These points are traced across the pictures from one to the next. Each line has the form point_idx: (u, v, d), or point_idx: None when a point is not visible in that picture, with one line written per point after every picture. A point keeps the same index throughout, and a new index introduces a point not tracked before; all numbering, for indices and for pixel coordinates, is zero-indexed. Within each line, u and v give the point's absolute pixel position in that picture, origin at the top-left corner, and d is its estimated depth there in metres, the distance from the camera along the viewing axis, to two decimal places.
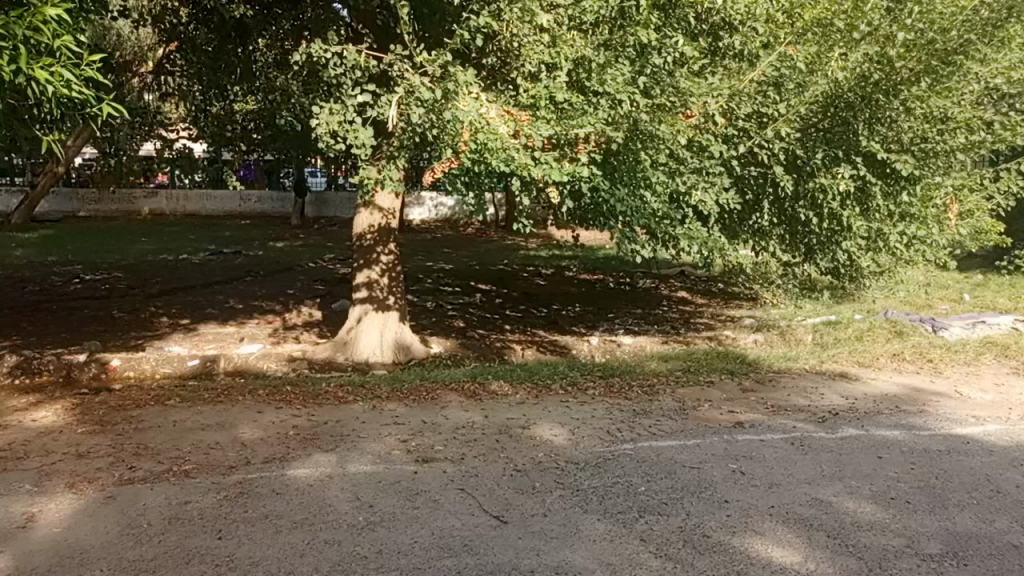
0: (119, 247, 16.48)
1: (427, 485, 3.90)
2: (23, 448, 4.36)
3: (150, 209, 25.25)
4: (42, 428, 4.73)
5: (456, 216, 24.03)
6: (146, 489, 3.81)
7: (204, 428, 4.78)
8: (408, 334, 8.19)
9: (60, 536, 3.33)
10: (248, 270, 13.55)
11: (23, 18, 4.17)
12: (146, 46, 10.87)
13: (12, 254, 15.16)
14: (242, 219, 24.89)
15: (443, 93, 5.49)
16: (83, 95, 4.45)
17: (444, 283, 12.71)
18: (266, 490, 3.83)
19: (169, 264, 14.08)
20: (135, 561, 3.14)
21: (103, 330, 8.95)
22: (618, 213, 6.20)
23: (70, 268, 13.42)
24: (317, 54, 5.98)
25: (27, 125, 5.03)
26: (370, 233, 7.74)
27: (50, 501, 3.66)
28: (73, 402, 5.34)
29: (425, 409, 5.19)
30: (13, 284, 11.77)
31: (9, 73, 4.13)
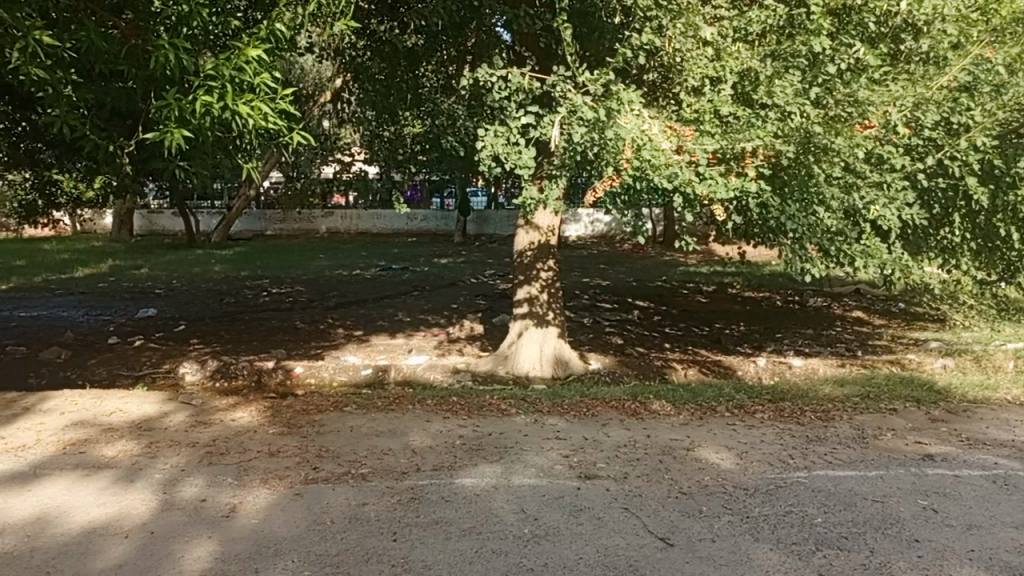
0: (300, 263, 17.89)
1: (591, 501, 3.90)
2: (225, 444, 4.83)
3: (328, 228, 27.24)
4: (240, 427, 5.22)
5: (613, 232, 24.01)
6: (328, 489, 4.10)
7: (378, 434, 5.07)
8: (566, 349, 8.25)
9: (257, 526, 3.64)
10: (414, 285, 14.24)
11: (229, 60, 4.84)
12: (326, 79, 11.97)
13: (212, 269, 16.87)
14: (408, 237, 26.23)
15: (605, 113, 5.55)
16: (277, 126, 4.92)
17: (603, 300, 12.73)
18: (436, 496, 4.00)
19: (344, 279, 15.09)
20: (323, 555, 3.38)
21: (288, 339, 9.73)
22: (789, 230, 5.90)
23: (260, 282, 14.74)
24: (483, 79, 6.26)
25: (231, 155, 5.62)
26: (529, 249, 7.90)
27: (248, 493, 4.03)
28: (266, 405, 5.85)
29: (586, 425, 5.22)
30: (214, 297, 13.08)
31: (218, 110, 4.74)
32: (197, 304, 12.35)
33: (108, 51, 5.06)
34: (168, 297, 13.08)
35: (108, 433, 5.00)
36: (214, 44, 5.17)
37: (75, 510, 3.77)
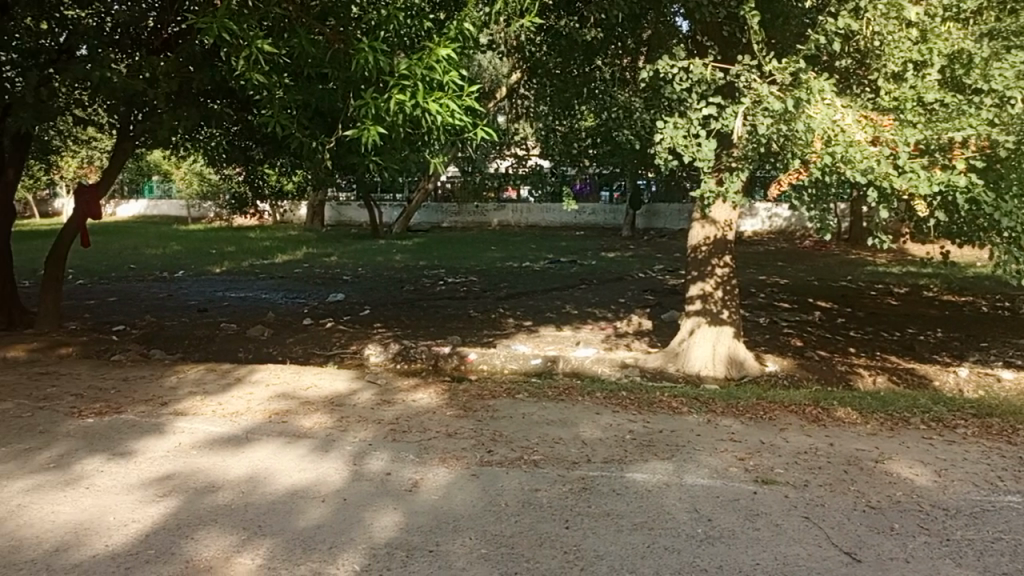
0: (473, 254, 18.57)
1: (768, 507, 3.76)
2: (407, 423, 5.14)
3: (499, 221, 28.10)
4: (420, 407, 5.53)
5: (792, 228, 22.81)
6: (503, 473, 4.24)
7: (549, 423, 5.17)
8: (741, 350, 7.97)
9: (437, 502, 3.85)
10: (582, 278, 14.33)
11: (421, 60, 5.17)
12: (501, 76, 12.38)
13: (393, 258, 17.92)
14: (576, 230, 26.41)
15: (794, 103, 5.21)
16: (463, 121, 5.16)
17: (780, 299, 12.15)
18: (607, 488, 4.03)
19: (515, 271, 15.48)
20: (498, 535, 3.51)
21: (462, 327, 10.14)
22: (1003, 228, 5.33)
23: (436, 272, 15.47)
24: (663, 71, 6.14)
25: (419, 150, 5.95)
26: (705, 245, 7.77)
27: (429, 470, 4.26)
28: (444, 388, 6.14)
29: (763, 428, 5.02)
30: (395, 284, 13.90)
31: (409, 108, 5.07)
32: (380, 291, 13.17)
33: (316, 55, 5.58)
34: (354, 284, 14.06)
35: (305, 406, 5.48)
36: (406, 44, 5.50)
37: (280, 474, 4.16)
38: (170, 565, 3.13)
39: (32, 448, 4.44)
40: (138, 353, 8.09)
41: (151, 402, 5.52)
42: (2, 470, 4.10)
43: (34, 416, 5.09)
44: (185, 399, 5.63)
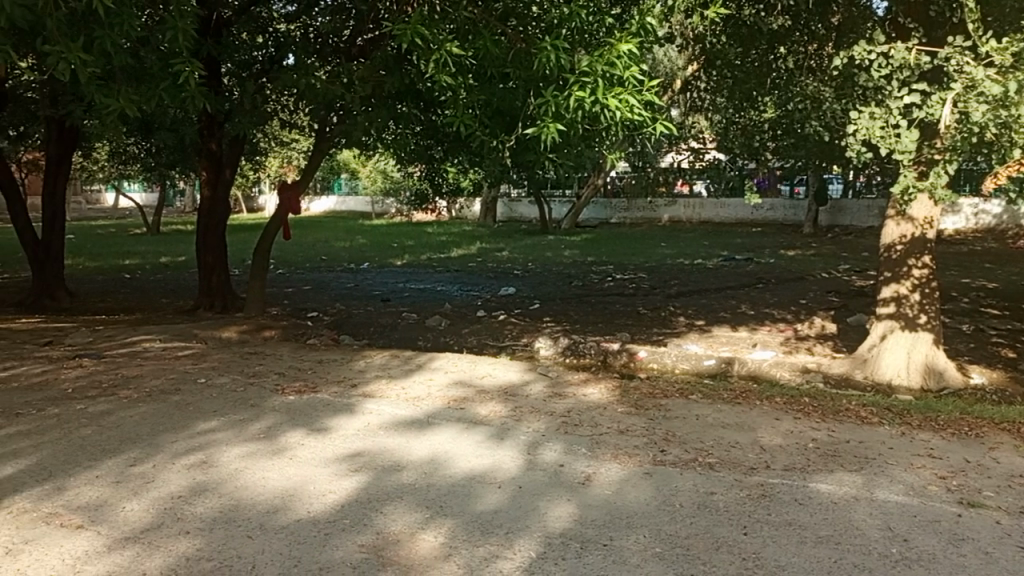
0: (643, 251, 18.36)
1: (975, 533, 3.43)
2: (578, 417, 5.19)
3: (670, 217, 27.67)
4: (592, 402, 5.57)
5: (1003, 226, 20.52)
6: (676, 473, 4.17)
7: (724, 426, 5.02)
8: (941, 359, 7.28)
9: (610, 497, 3.85)
10: (759, 277, 13.72)
11: (602, 57, 5.36)
12: (678, 67, 12.16)
13: (563, 254, 18.11)
14: (752, 226, 25.35)
15: (1017, 87, 4.68)
16: (642, 116, 5.24)
17: (987, 304, 10.97)
18: (789, 497, 3.84)
19: (686, 268, 15.12)
20: (673, 535, 3.46)
21: (632, 324, 10.06)
22: None
23: (605, 268, 15.45)
24: (860, 57, 5.71)
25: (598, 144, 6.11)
26: (901, 243, 7.22)
27: (601, 465, 4.27)
28: (615, 384, 6.13)
29: (968, 446, 4.58)
30: (564, 280, 14.05)
31: (590, 105, 5.23)
32: (549, 286, 13.38)
33: (500, 55, 5.91)
34: (525, 278, 14.37)
35: (481, 395, 5.68)
36: (588, 42, 5.74)
37: (459, 458, 4.35)
38: (362, 534, 3.37)
39: (245, 419, 4.95)
40: (330, 338, 8.77)
41: (343, 383, 5.97)
42: (222, 437, 4.61)
43: (246, 390, 5.68)
44: (372, 382, 6.04)
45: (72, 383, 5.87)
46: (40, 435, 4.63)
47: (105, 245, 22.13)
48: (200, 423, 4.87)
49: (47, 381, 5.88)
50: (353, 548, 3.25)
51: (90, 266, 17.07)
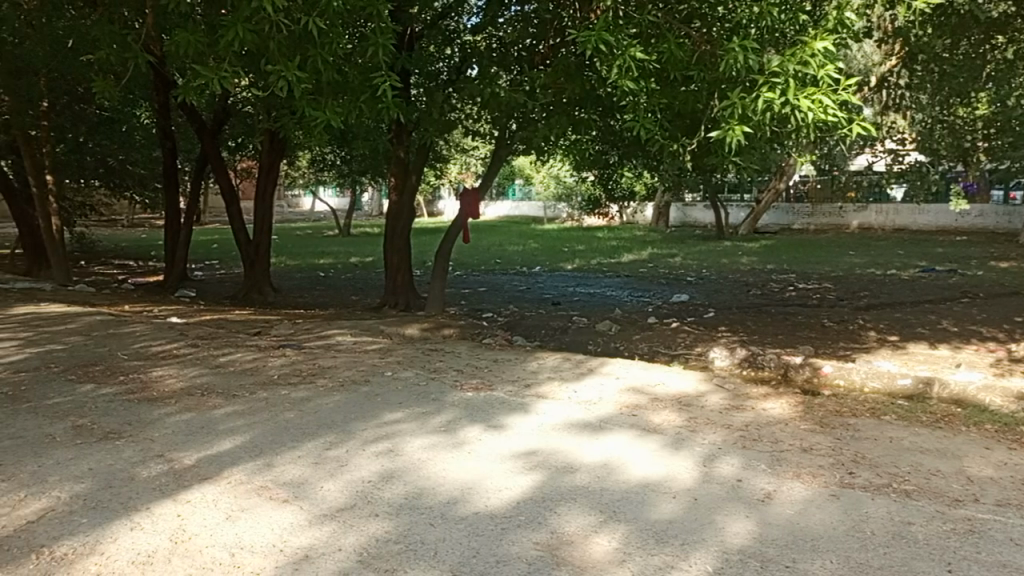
0: (829, 259, 17.28)
1: None
2: (757, 431, 4.98)
3: (859, 223, 25.85)
4: (772, 417, 5.32)
5: None
6: (868, 498, 3.89)
7: (924, 452, 4.60)
8: None
9: (793, 517, 3.66)
10: (964, 290, 12.46)
11: (795, 56, 5.32)
12: (876, 65, 11.47)
13: (740, 261, 17.46)
14: (957, 234, 23.07)
15: None
16: (837, 117, 5.17)
17: None
18: (1002, 536, 3.46)
19: (878, 279, 14.05)
20: (865, 564, 3.23)
21: (815, 336, 9.51)
22: None
23: (786, 277, 14.72)
24: None
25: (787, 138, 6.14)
26: None
27: (783, 483, 4.07)
28: (798, 399, 5.82)
29: None
30: (741, 288, 13.55)
31: (780, 105, 5.20)
32: (725, 294, 12.94)
33: (682, 57, 6.10)
34: (699, 285, 14.00)
35: (654, 402, 5.62)
36: (780, 42, 5.79)
37: (633, 464, 4.33)
38: (537, 532, 3.44)
39: (426, 412, 5.22)
40: (504, 338, 9.03)
41: (518, 383, 6.13)
42: (406, 428, 4.89)
43: (427, 385, 5.99)
44: (545, 383, 6.15)
45: (277, 370, 6.48)
46: (251, 415, 5.16)
47: (304, 245, 24.21)
48: (386, 413, 5.19)
49: (258, 367, 6.54)
50: (528, 545, 3.33)
51: (291, 264, 18.75)
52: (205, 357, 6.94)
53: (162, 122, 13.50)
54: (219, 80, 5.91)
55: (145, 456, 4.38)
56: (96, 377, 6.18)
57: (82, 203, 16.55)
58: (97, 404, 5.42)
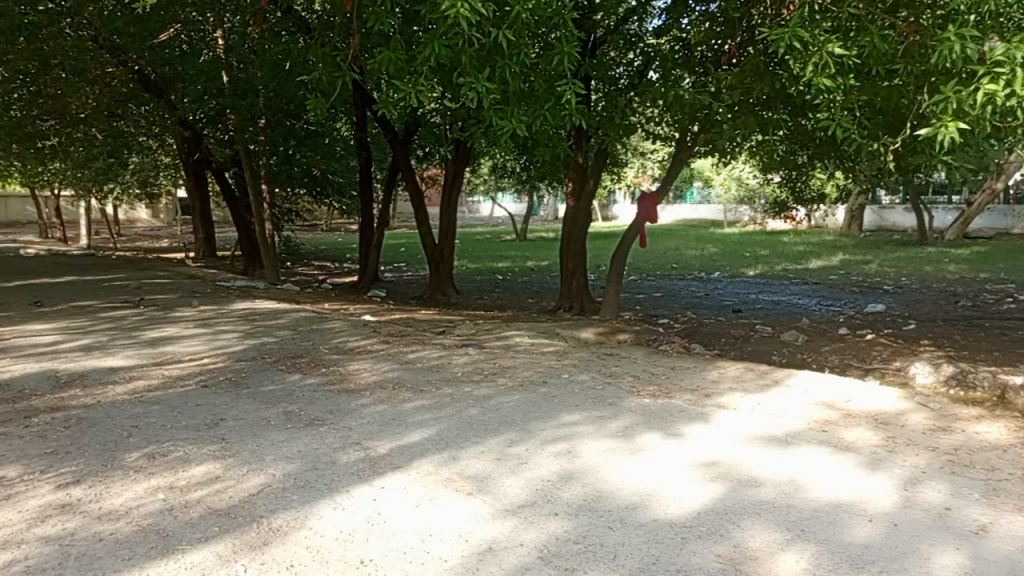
0: None
1: None
2: (969, 457, 4.52)
3: None
4: (987, 441, 4.81)
5: None
6: None
7: None
8: None
9: (1014, 555, 3.29)
10: None
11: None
12: None
13: (947, 269, 15.90)
14: None
15: None
16: None
17: None
18: None
19: None
20: None
21: None
22: None
23: (1004, 287, 13.19)
24: None
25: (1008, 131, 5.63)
26: None
27: (1001, 516, 3.67)
28: (1019, 424, 5.21)
29: None
30: (948, 298, 12.33)
31: (1003, 98, 4.76)
32: (929, 304, 11.83)
33: (887, 51, 5.78)
34: (898, 295, 12.92)
35: (848, 419, 5.27)
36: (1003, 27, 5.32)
37: (823, 483, 4.09)
38: (720, 545, 3.36)
39: (604, 416, 5.25)
40: (682, 345, 8.85)
41: (698, 392, 5.98)
42: (584, 430, 4.94)
43: (605, 389, 6.00)
44: (726, 393, 5.96)
45: (460, 368, 6.78)
46: (437, 410, 5.45)
47: (483, 249, 25.10)
48: (565, 415, 5.28)
49: (443, 365, 6.89)
50: (710, 557, 3.25)
51: (472, 268, 19.51)
52: (395, 353, 7.42)
53: (359, 134, 14.59)
54: (416, 93, 6.30)
55: (345, 442, 4.76)
56: (303, 368, 6.80)
57: (289, 210, 18.24)
58: (304, 392, 5.97)
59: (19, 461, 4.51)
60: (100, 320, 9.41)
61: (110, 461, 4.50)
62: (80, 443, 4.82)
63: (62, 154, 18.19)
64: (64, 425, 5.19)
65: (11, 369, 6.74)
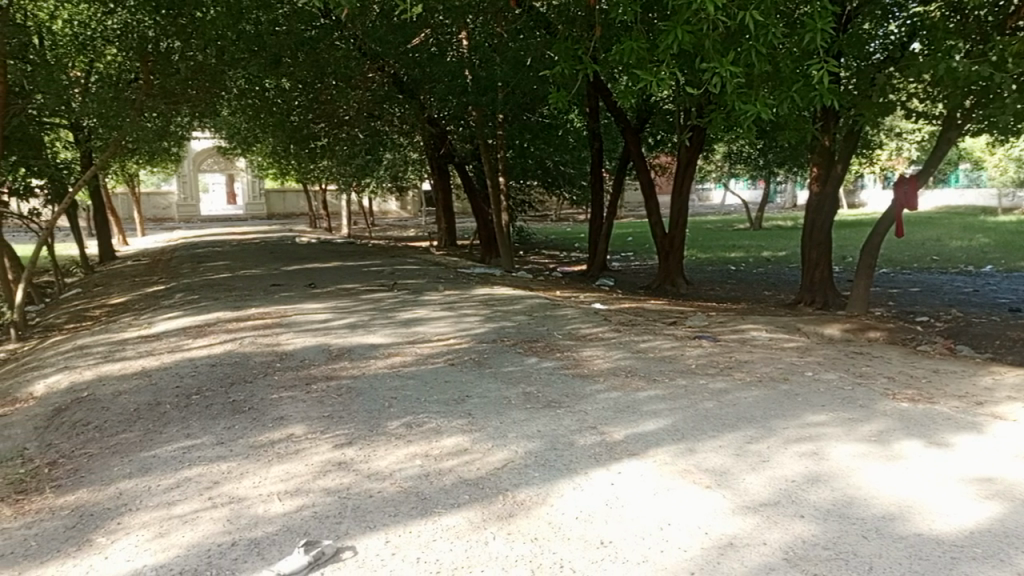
0: None
1: None
2: None
3: None
4: None
5: None
6: None
7: None
8: None
9: None
10: None
11: None
12: None
13: None
14: None
15: None
16: None
17: None
18: None
19: None
20: None
21: None
22: None
23: None
24: None
25: None
26: None
27: None
28: None
29: None
30: None
31: None
32: None
33: None
34: None
35: None
36: None
37: None
38: (999, 571, 3.00)
39: (855, 418, 4.89)
40: (946, 347, 7.94)
41: (967, 399, 5.35)
42: (832, 432, 4.64)
43: (855, 390, 5.58)
44: (1004, 402, 5.26)
45: (695, 360, 6.66)
46: (672, 401, 5.41)
47: (716, 239, 24.27)
48: (810, 415, 4.99)
49: (676, 356, 6.82)
50: None
51: (703, 258, 18.97)
52: (628, 342, 7.46)
53: (592, 124, 14.79)
54: (657, 82, 6.25)
55: (582, 426, 4.90)
56: (539, 352, 7.09)
57: (523, 201, 18.97)
58: (541, 375, 6.23)
59: (304, 422, 5.20)
60: (362, 301, 10.51)
61: (375, 427, 5.04)
62: (350, 409, 5.45)
63: (330, 153, 20.42)
64: (337, 392, 5.90)
65: (294, 342, 7.76)
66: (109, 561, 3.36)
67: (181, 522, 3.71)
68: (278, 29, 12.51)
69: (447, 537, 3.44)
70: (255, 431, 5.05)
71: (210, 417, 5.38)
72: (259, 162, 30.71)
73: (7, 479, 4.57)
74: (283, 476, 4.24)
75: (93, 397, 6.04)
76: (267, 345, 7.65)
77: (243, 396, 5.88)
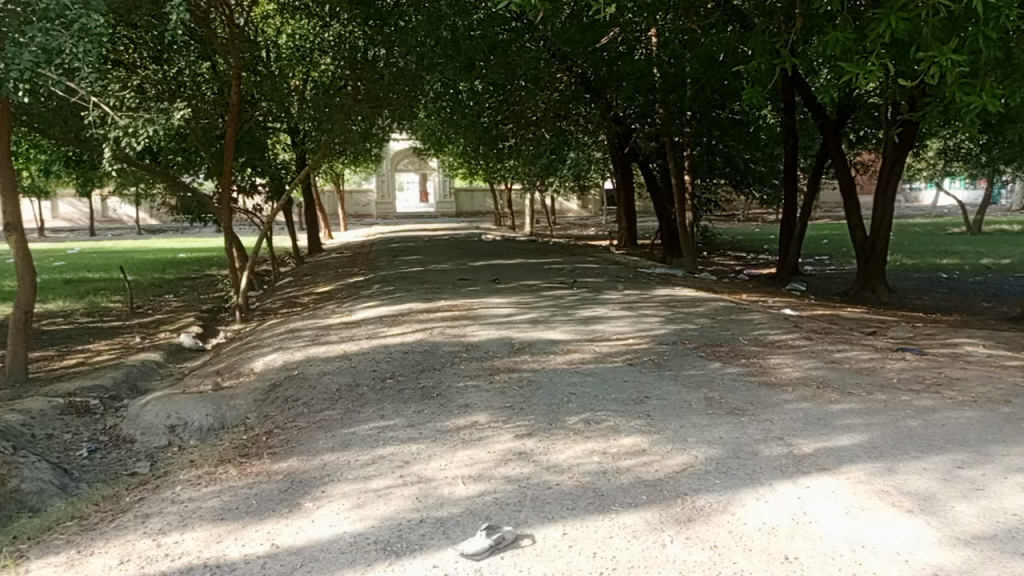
0: None
1: None
2: None
3: None
4: None
5: None
6: None
7: None
8: None
9: None
10: None
11: None
12: None
13: None
14: None
15: None
16: None
17: None
18: None
19: None
20: None
21: None
22: None
23: None
24: None
25: None
26: None
27: None
28: None
29: None
30: None
31: None
32: None
33: None
34: None
35: None
36: None
37: None
38: None
39: None
40: None
41: None
42: None
43: None
44: None
45: (897, 374, 6.15)
46: (869, 416, 5.04)
47: (924, 243, 22.14)
48: None
49: (875, 368, 6.32)
50: None
51: (909, 264, 17.40)
52: (821, 351, 7.02)
53: (786, 120, 14.06)
54: (865, 75, 5.83)
55: (768, 435, 4.70)
56: (723, 356, 6.87)
57: (708, 200, 18.38)
58: (724, 380, 6.03)
59: (487, 411, 5.41)
60: (543, 297, 10.73)
61: (554, 420, 5.14)
62: (531, 402, 5.60)
63: (516, 152, 21.00)
64: (518, 384, 6.08)
65: (479, 334, 8.08)
66: (315, 524, 3.71)
67: (376, 496, 4.01)
68: (473, 32, 13.26)
69: (625, 535, 3.44)
70: (442, 416, 5.34)
71: (402, 401, 5.76)
72: (450, 162, 32.25)
73: (233, 443, 5.18)
74: (468, 461, 4.45)
75: (303, 375, 6.68)
76: (454, 336, 8.05)
77: (432, 382, 6.23)
